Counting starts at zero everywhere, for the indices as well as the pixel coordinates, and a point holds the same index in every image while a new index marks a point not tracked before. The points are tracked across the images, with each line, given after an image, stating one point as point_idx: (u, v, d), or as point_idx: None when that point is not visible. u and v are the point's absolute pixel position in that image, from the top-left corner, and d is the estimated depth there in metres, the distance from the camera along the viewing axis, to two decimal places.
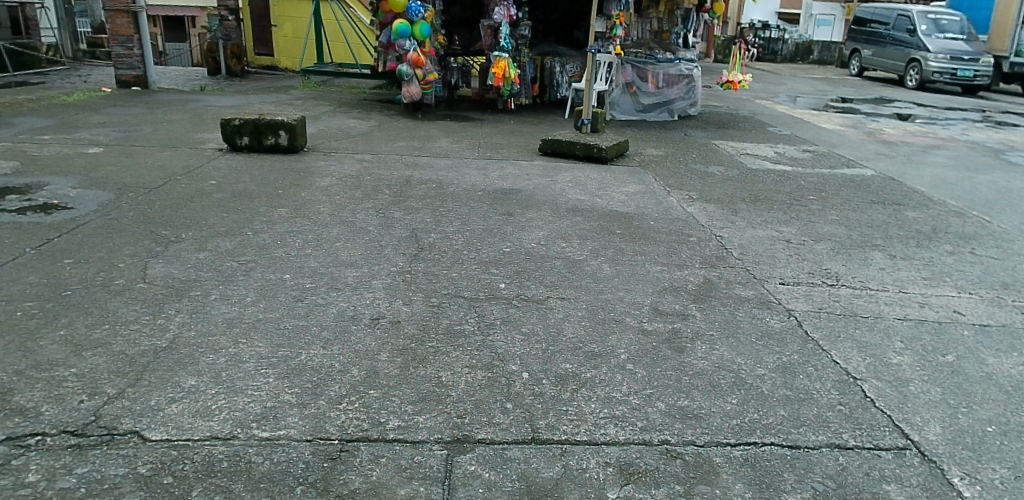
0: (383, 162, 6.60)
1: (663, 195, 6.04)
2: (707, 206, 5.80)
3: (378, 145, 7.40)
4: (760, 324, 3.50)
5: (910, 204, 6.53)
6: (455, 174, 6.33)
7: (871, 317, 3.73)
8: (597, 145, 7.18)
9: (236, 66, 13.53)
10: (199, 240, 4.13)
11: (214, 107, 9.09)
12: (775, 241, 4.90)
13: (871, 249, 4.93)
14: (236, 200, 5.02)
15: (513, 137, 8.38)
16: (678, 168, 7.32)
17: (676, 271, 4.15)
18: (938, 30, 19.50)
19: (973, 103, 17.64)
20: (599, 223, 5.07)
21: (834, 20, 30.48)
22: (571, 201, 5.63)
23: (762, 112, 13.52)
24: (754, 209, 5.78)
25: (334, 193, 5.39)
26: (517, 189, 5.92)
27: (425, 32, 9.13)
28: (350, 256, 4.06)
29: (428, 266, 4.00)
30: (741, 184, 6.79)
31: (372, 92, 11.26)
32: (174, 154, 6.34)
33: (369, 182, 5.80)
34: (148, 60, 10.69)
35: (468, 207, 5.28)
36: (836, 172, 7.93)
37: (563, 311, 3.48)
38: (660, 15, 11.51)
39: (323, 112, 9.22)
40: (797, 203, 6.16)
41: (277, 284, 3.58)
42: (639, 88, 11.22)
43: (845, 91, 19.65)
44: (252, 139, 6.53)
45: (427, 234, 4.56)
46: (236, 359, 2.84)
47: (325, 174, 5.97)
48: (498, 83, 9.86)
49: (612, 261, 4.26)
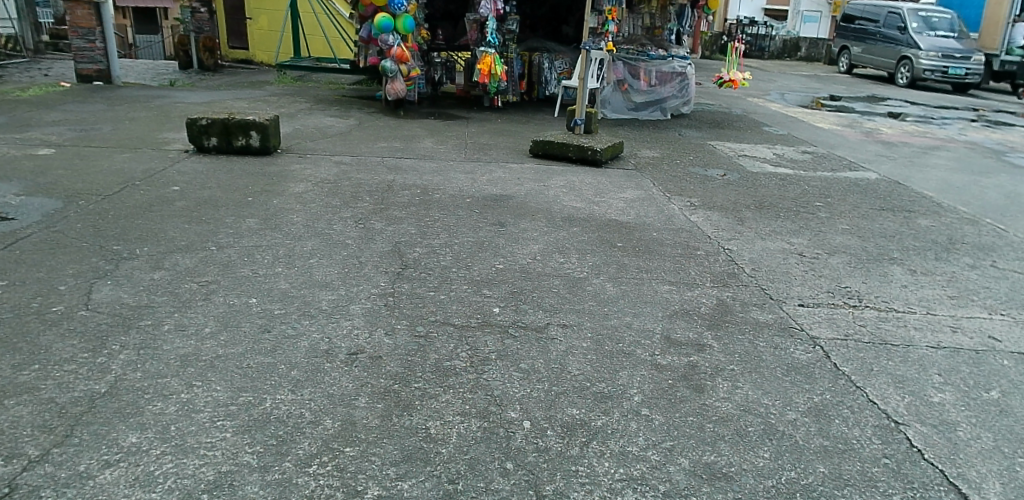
0: (363, 165, 6.18)
1: (663, 202, 5.69)
2: (711, 214, 5.45)
3: (358, 145, 6.97)
4: (784, 355, 3.12)
5: (921, 212, 6.25)
6: (441, 178, 5.95)
7: (902, 345, 3.38)
8: (591, 147, 6.80)
9: (208, 60, 13.07)
10: (155, 259, 3.72)
11: (183, 104, 8.60)
12: (788, 254, 4.57)
13: (889, 264, 4.62)
14: (199, 209, 4.61)
15: (502, 137, 7.99)
16: (676, 172, 6.97)
17: (686, 291, 3.78)
18: (929, 28, 19.44)
19: (964, 102, 17.55)
20: (598, 233, 4.71)
21: (819, 17, 30.07)
22: (567, 209, 5.26)
23: (755, 110, 13.21)
24: (761, 218, 5.44)
25: (310, 201, 4.97)
26: (508, 195, 5.54)
27: (409, 26, 8.68)
28: (326, 275, 3.65)
29: (412, 287, 3.59)
30: (744, 189, 6.47)
31: (353, 88, 10.81)
32: (134, 157, 5.89)
33: (349, 188, 5.38)
34: (113, 53, 10.17)
35: (456, 216, 4.89)
36: (839, 175, 7.65)
37: (565, 341, 3.09)
38: (652, 10, 11.15)
39: (300, 109, 8.77)
40: (803, 211, 5.83)
41: (241, 311, 3.17)
42: (630, 85, 10.88)
43: (835, 88, 19.47)
44: (221, 140, 6.09)
45: (411, 249, 4.16)
46: (188, 408, 2.43)
47: (300, 179, 5.55)
48: (485, 80, 9.45)
49: (615, 279, 3.89)
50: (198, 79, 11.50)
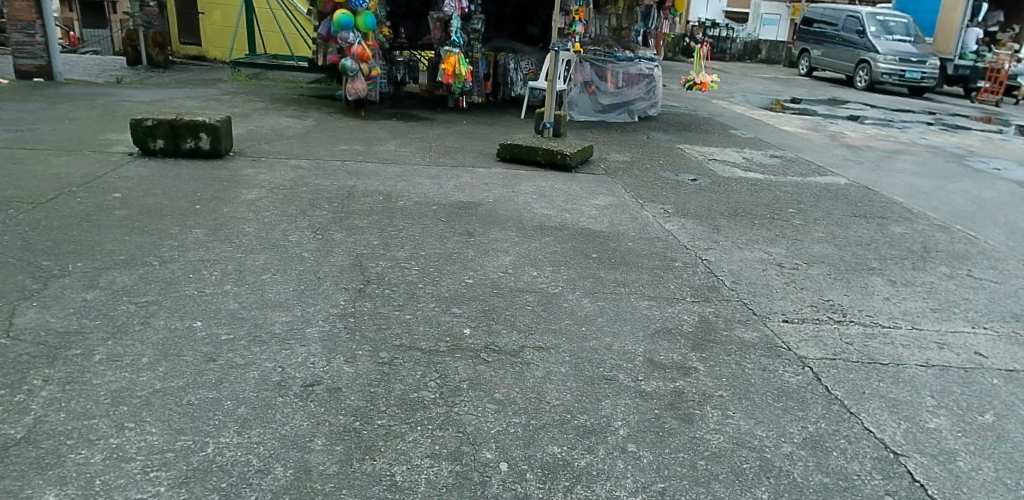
0: (322, 169, 5.85)
1: (636, 209, 5.50)
2: (686, 222, 5.28)
3: (317, 148, 6.63)
4: (773, 378, 2.93)
5: (893, 218, 6.20)
6: (405, 183, 5.67)
7: (892, 365, 3.24)
8: (561, 151, 6.59)
9: (159, 56, 12.53)
10: (90, 276, 3.38)
11: (129, 102, 8.14)
12: (767, 265, 4.42)
13: (869, 275, 4.51)
14: (142, 219, 4.26)
15: (467, 140, 7.73)
16: (647, 177, 6.81)
17: (666, 307, 3.58)
18: (887, 32, 19.80)
19: (921, 106, 17.91)
20: (571, 243, 4.49)
21: (779, 20, 30.95)
22: (538, 217, 5.04)
23: (721, 113, 13.21)
24: (736, 226, 5.30)
25: (264, 209, 4.65)
26: (476, 202, 5.30)
27: (370, 24, 8.36)
28: (280, 294, 3.35)
29: (375, 306, 3.32)
30: (717, 195, 6.34)
31: (312, 88, 10.42)
32: (72, 160, 5.47)
33: (307, 195, 5.07)
34: (54, 48, 9.60)
35: (422, 225, 4.62)
36: (809, 180, 7.60)
37: (543, 367, 2.85)
38: (619, 11, 11.02)
39: (255, 109, 8.37)
40: (778, 218, 5.72)
41: (183, 336, 2.85)
42: (598, 87, 10.73)
43: (796, 91, 19.70)
44: (169, 142, 5.70)
45: (374, 262, 3.89)
46: (117, 456, 2.12)
47: (255, 185, 5.21)
48: (449, 80, 9.18)
49: (592, 294, 3.67)
50: (148, 76, 10.98)
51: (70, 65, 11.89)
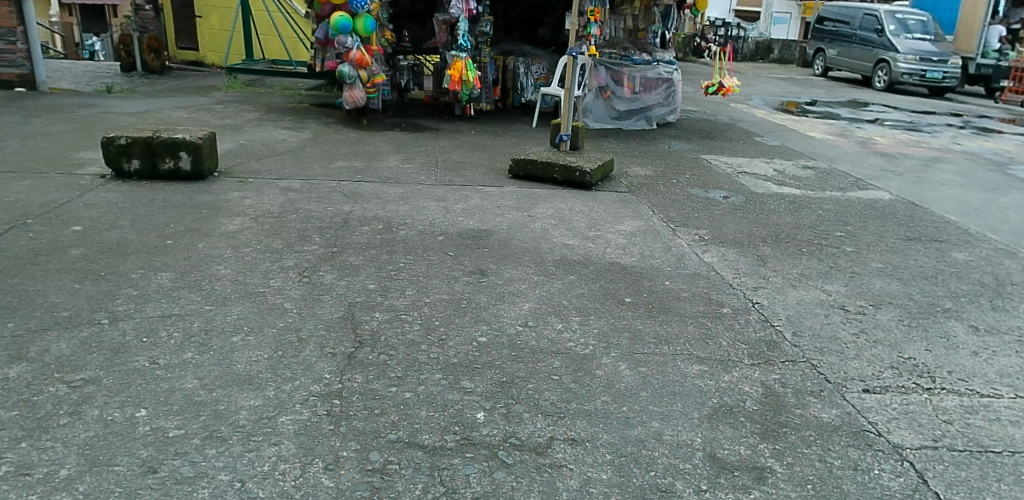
0: (316, 192, 5.25)
1: (668, 235, 4.88)
2: (726, 251, 4.65)
3: (311, 166, 6.03)
4: (869, 486, 2.32)
5: (952, 241, 5.55)
6: (408, 207, 5.06)
7: (1008, 453, 2.62)
8: (579, 167, 5.99)
9: (155, 62, 11.97)
10: (22, 342, 2.79)
11: (112, 114, 7.57)
12: (829, 310, 3.79)
13: (946, 319, 3.87)
14: (100, 259, 3.67)
15: (476, 153, 7.11)
16: (675, 195, 6.18)
17: (722, 374, 2.95)
18: (906, 30, 19.03)
19: (946, 107, 17.21)
20: (599, 283, 3.87)
21: (789, 18, 30.35)
22: (558, 248, 4.42)
23: (742, 118, 12.56)
24: (782, 256, 4.67)
25: (245, 244, 4.05)
26: (488, 231, 4.68)
27: (369, 28, 7.80)
28: (251, 366, 2.74)
29: (368, 379, 2.71)
30: (754, 216, 5.70)
31: (310, 96, 9.86)
32: (37, 185, 4.89)
33: (296, 224, 4.47)
34: (38, 56, 9.04)
35: (427, 261, 4.02)
36: (849, 195, 6.95)
37: (577, 472, 2.24)
38: (635, 12, 10.43)
39: (248, 120, 7.79)
40: (827, 245, 5.10)
41: (120, 434, 2.26)
42: (613, 92, 10.09)
43: (815, 92, 19.00)
44: (145, 163, 5.13)
45: (368, 313, 3.27)
46: None
47: (237, 212, 4.61)
48: (455, 86, 8.58)
49: (631, 356, 3.04)
50: (139, 84, 10.43)
51: (60, 73, 11.37)
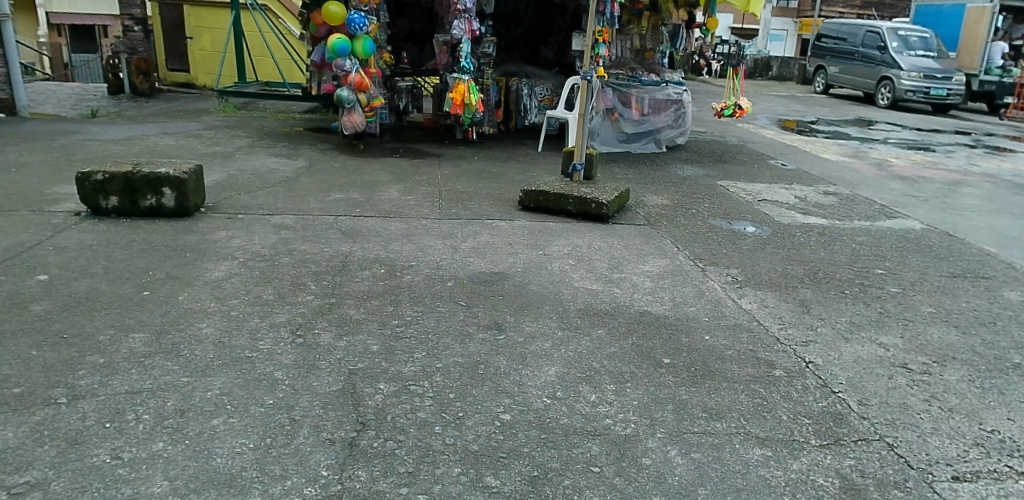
0: (311, 229, 4.82)
1: (698, 276, 4.47)
2: (764, 295, 4.22)
3: (306, 199, 5.60)
4: None
5: (999, 278, 5.15)
6: (412, 246, 4.63)
7: None
8: (595, 199, 5.57)
9: (144, 83, 11.68)
10: None
11: (94, 141, 7.15)
12: (891, 369, 3.36)
13: (1019, 376, 3.43)
14: (65, 317, 3.22)
15: (482, 182, 6.70)
16: (698, 227, 5.76)
17: (790, 461, 2.51)
18: (908, 47, 18.74)
19: (953, 125, 16.91)
20: (632, 339, 3.43)
21: (785, 36, 30.23)
22: (580, 294, 3.99)
23: (751, 139, 12.21)
24: (825, 300, 4.26)
25: (231, 295, 3.62)
26: (501, 274, 4.25)
27: (369, 49, 7.46)
28: (232, 462, 2.28)
29: (374, 478, 2.25)
30: (785, 251, 5.29)
31: (305, 119, 9.46)
32: (3, 224, 4.46)
33: (288, 270, 4.02)
34: (16, 79, 8.66)
35: (436, 313, 3.58)
36: (878, 225, 6.55)
37: None
38: (642, 32, 10.10)
39: (239, 147, 7.37)
40: (868, 285, 4.69)
41: None
42: (621, 114, 9.67)
43: (820, 110, 18.71)
44: (124, 199, 4.71)
45: (372, 385, 2.81)
46: None
47: (224, 256, 4.17)
48: (457, 110, 8.19)
49: (681, 438, 2.59)
50: (126, 108, 10.03)
51: (45, 96, 10.98)
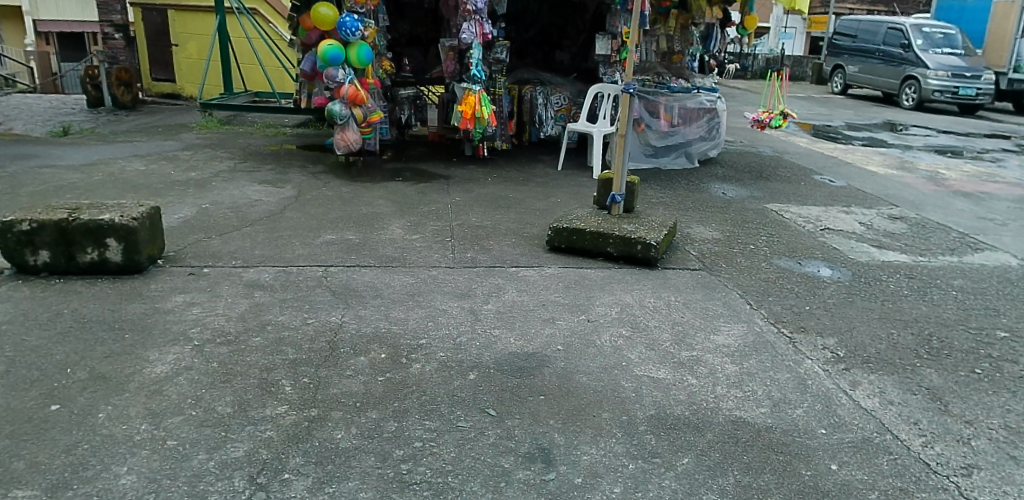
0: (294, 289, 3.84)
1: (788, 352, 3.47)
2: (882, 383, 3.24)
3: (289, 242, 4.61)
4: None
5: None
6: (420, 313, 3.64)
7: None
8: (641, 239, 4.58)
9: (125, 95, 10.72)
10: None
11: (52, 167, 6.20)
12: None
13: None
14: None
15: (500, 213, 5.70)
16: (766, 272, 4.75)
17: None
18: (933, 45, 17.63)
19: (988, 127, 15.84)
20: (734, 474, 2.44)
21: (795, 33, 28.81)
22: (645, 389, 3.00)
23: (785, 148, 11.17)
24: (962, 390, 3.26)
25: (173, 406, 2.63)
26: (538, 355, 3.26)
27: (365, 57, 6.51)
28: None
29: None
30: (876, 306, 4.29)
31: (297, 135, 8.51)
32: None
33: (257, 358, 3.04)
34: None
35: (456, 434, 2.58)
36: (966, 260, 5.54)
37: None
38: (670, 32, 9.08)
39: (218, 171, 6.40)
40: (1000, 358, 3.67)
41: None
42: (648, 125, 8.60)
43: (845, 112, 17.64)
44: (57, 255, 3.74)
45: None
46: None
47: (172, 337, 3.18)
48: (466, 125, 7.20)
49: None
50: (101, 123, 9.10)
51: (16, 111, 10.05)
